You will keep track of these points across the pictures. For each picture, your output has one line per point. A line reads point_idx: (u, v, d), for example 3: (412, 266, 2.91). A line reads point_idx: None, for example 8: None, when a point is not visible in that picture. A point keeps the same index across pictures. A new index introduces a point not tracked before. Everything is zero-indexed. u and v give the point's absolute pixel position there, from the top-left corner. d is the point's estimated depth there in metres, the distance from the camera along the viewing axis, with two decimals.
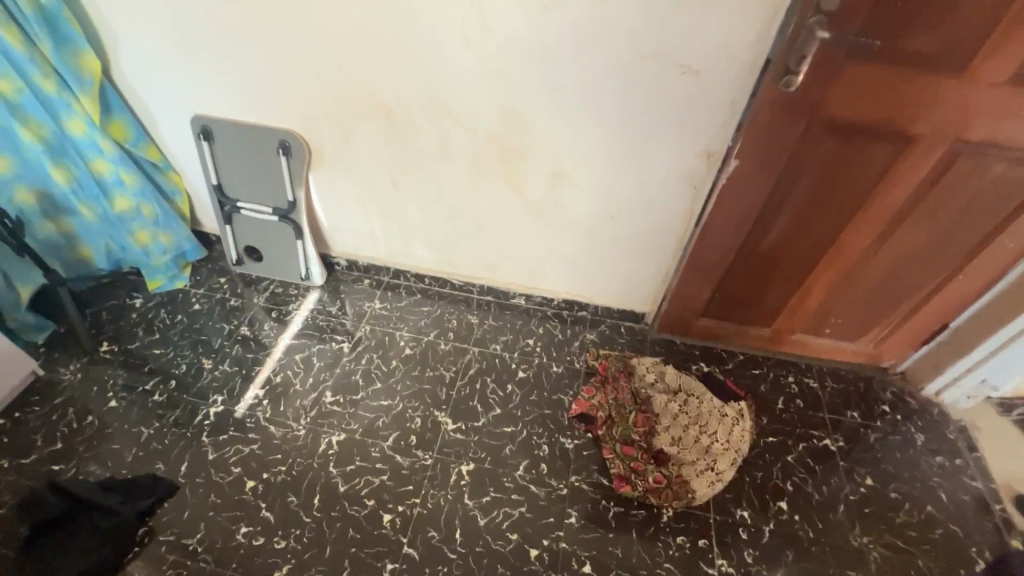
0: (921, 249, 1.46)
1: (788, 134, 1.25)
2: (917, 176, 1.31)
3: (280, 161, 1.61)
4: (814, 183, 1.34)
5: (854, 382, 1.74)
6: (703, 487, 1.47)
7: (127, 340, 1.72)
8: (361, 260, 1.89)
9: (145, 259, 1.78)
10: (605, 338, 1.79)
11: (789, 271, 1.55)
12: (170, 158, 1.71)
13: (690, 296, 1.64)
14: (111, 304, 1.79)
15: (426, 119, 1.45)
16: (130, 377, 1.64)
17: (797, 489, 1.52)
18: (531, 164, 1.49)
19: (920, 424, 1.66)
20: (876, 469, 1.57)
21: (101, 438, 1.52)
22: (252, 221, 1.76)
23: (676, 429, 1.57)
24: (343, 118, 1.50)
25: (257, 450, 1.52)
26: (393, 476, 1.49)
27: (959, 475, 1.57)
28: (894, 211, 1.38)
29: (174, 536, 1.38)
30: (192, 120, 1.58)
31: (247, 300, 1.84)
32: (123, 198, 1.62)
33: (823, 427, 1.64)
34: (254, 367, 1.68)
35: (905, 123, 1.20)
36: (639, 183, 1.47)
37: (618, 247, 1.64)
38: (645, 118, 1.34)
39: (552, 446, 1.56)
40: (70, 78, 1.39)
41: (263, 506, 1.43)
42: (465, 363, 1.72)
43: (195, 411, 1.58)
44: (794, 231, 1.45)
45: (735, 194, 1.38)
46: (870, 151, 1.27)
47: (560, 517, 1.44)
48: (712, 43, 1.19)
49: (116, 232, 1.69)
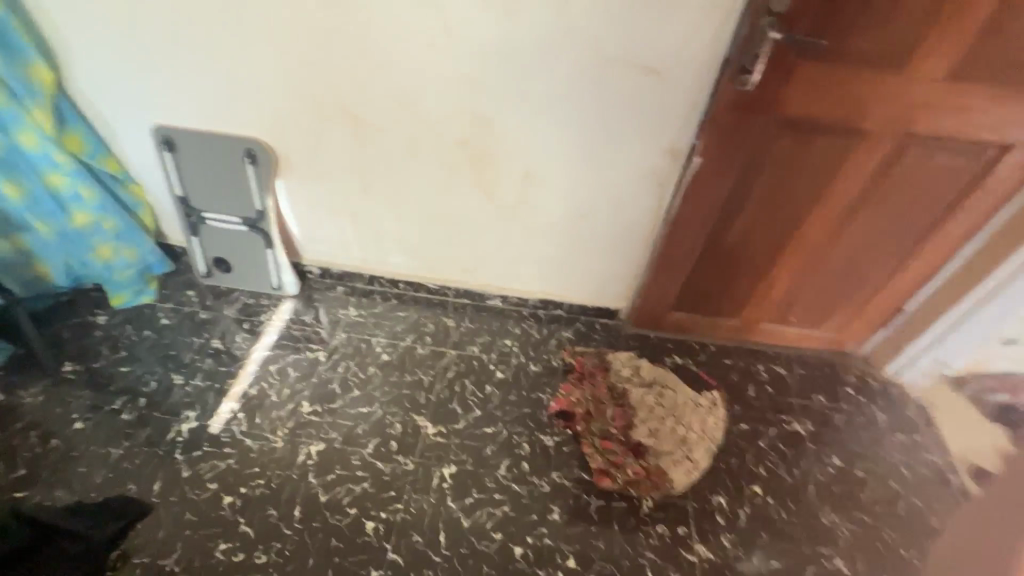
0: (876, 237, 1.53)
1: (747, 130, 1.30)
2: (869, 167, 1.37)
3: (247, 169, 1.59)
4: (774, 177, 1.40)
5: (820, 367, 1.81)
6: (680, 475, 1.54)
7: (91, 359, 1.66)
8: (335, 267, 1.87)
9: (107, 274, 1.73)
10: (581, 335, 1.82)
11: (754, 262, 1.60)
12: (131, 170, 1.66)
13: (661, 291, 1.68)
14: (74, 322, 1.73)
15: (395, 124, 1.45)
16: (96, 397, 1.59)
17: (770, 472, 1.58)
18: (501, 166, 1.51)
19: (882, 404, 1.74)
20: (842, 449, 1.63)
21: (68, 461, 1.47)
22: (219, 232, 1.73)
23: (653, 421, 1.63)
24: (310, 125, 1.49)
25: (233, 465, 1.49)
26: (375, 483, 1.48)
27: (919, 451, 1.65)
28: (849, 202, 1.45)
29: (149, 557, 1.34)
30: (153, 130, 1.55)
31: (218, 313, 1.80)
32: (81, 213, 1.57)
33: (792, 412, 1.70)
34: (227, 380, 1.65)
35: (855, 117, 1.26)
36: (607, 181, 1.50)
37: (590, 246, 1.67)
38: (610, 119, 1.38)
39: (533, 444, 1.58)
40: (19, 89, 1.34)
41: (241, 521, 1.41)
42: (442, 367, 1.72)
43: (167, 429, 1.54)
44: (758, 224, 1.50)
45: (699, 190, 1.42)
46: (824, 145, 1.33)
47: (543, 513, 1.46)
48: (671, 44, 1.23)
49: (76, 247, 1.63)
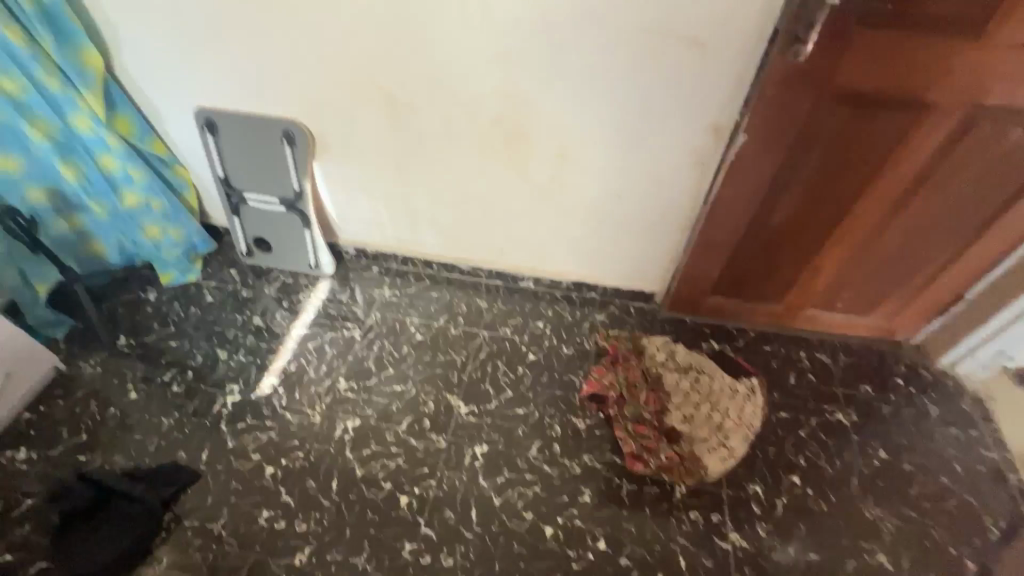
0: (935, 220, 1.43)
1: (798, 105, 1.22)
2: (932, 145, 1.27)
3: (284, 150, 1.61)
4: (825, 155, 1.32)
5: (867, 355, 1.73)
6: (715, 463, 1.50)
7: (143, 333, 1.75)
8: (370, 248, 1.89)
9: (156, 253, 1.80)
10: (615, 318, 1.79)
11: (800, 246, 1.53)
12: (176, 152, 1.71)
13: (699, 274, 1.63)
14: (126, 299, 1.82)
15: (429, 103, 1.44)
16: (148, 369, 1.67)
17: (810, 462, 1.53)
18: (536, 145, 1.48)
19: (934, 396, 1.65)
20: (889, 442, 1.56)
21: (124, 429, 1.56)
22: (259, 212, 1.77)
23: (688, 407, 1.60)
24: (345, 106, 1.49)
25: (274, 437, 1.55)
26: (409, 459, 1.52)
27: (973, 446, 1.56)
28: (907, 183, 1.36)
29: (198, 521, 1.42)
30: (196, 112, 1.58)
31: (259, 291, 1.86)
32: (131, 194, 1.63)
33: (835, 401, 1.63)
34: (268, 357, 1.71)
35: (919, 90, 1.17)
36: (645, 161, 1.46)
37: (626, 228, 1.63)
38: (651, 95, 1.32)
39: (564, 426, 1.58)
40: (73, 74, 1.40)
41: (282, 491, 1.47)
42: (475, 347, 1.73)
43: (213, 401, 1.61)
44: (805, 206, 1.43)
45: (743, 171, 1.36)
46: (882, 120, 1.24)
47: (574, 495, 1.46)
48: (718, 14, 1.17)
49: (127, 227, 1.70)
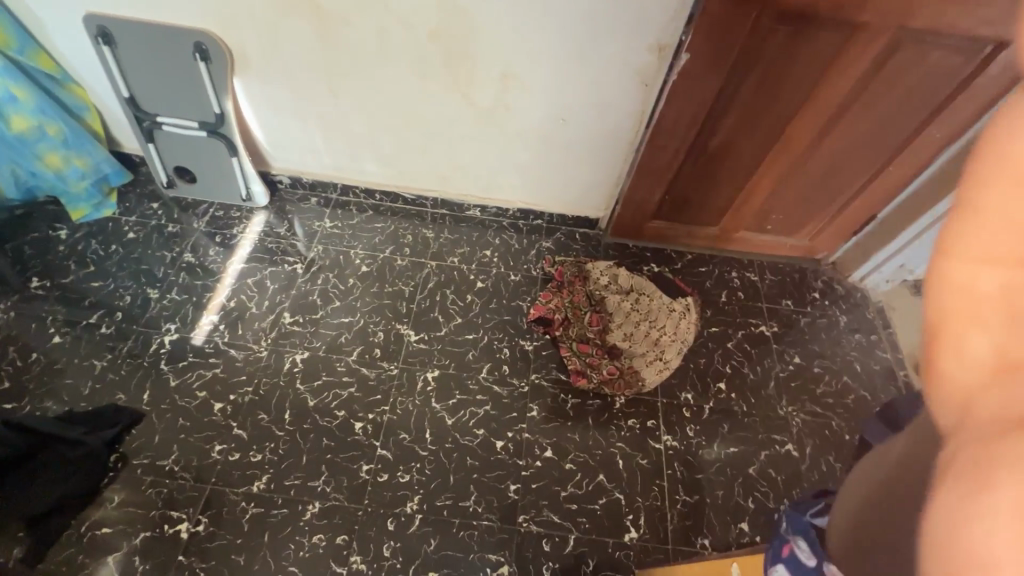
0: (859, 142, 1.51)
1: (740, 24, 1.22)
2: (860, 69, 1.32)
3: (198, 67, 1.44)
4: (762, 78, 1.34)
5: (791, 273, 1.87)
6: (652, 374, 1.63)
7: (59, 274, 1.61)
8: (306, 176, 1.79)
9: (61, 185, 1.63)
10: (561, 245, 1.83)
11: (735, 169, 1.59)
12: (68, 68, 1.50)
13: (642, 200, 1.67)
14: (34, 238, 1.65)
15: (359, 15, 1.32)
16: (70, 312, 1.56)
17: (735, 370, 1.68)
18: (478, 64, 1.40)
19: (844, 307, 1.83)
20: (803, 348, 1.74)
21: (52, 374, 1.48)
22: (177, 137, 1.61)
23: (628, 326, 1.70)
24: (263, 15, 1.34)
25: (220, 373, 1.53)
26: (361, 388, 1.54)
27: (873, 349, 1.76)
28: (835, 105, 1.41)
29: (148, 459, 1.41)
30: (85, 20, 1.38)
31: (187, 225, 1.74)
32: (19, 117, 1.43)
33: (760, 315, 1.78)
34: (204, 294, 1.63)
35: (852, 11, 1.19)
36: (590, 82, 1.42)
37: (572, 153, 1.62)
38: (597, 10, 1.27)
39: (513, 348, 1.64)
40: None
41: (233, 425, 1.47)
42: (423, 277, 1.72)
43: (149, 341, 1.55)
44: (742, 128, 1.47)
45: (685, 93, 1.36)
46: (817, 42, 1.26)
47: (523, 412, 1.55)
48: None
49: (21, 156, 1.52)
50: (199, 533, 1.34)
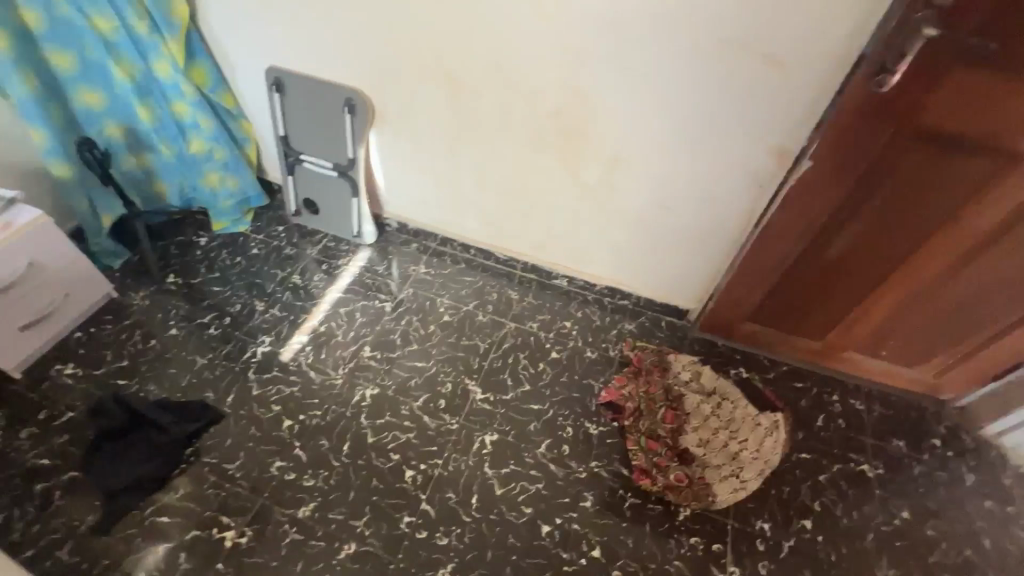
0: (1006, 279, 1.33)
1: (872, 140, 1.17)
2: (1015, 199, 1.19)
3: (344, 118, 1.64)
4: (891, 195, 1.25)
5: (905, 411, 1.64)
6: (726, 492, 1.47)
7: (191, 275, 1.83)
8: (412, 224, 1.94)
9: (213, 201, 1.88)
10: (645, 330, 1.76)
11: (850, 284, 1.46)
12: (243, 107, 1.77)
13: (739, 298, 1.58)
14: (180, 240, 1.91)
15: (491, 90, 1.44)
16: (190, 309, 1.76)
17: (825, 510, 1.47)
18: (590, 145, 1.46)
19: (972, 464, 1.56)
20: (915, 503, 1.49)
21: (161, 361, 1.65)
22: (313, 174, 1.81)
23: (706, 432, 1.56)
24: (410, 83, 1.51)
25: (297, 392, 1.61)
26: (419, 436, 1.54)
27: (1009, 524, 1.47)
28: (982, 234, 1.27)
29: (215, 460, 1.49)
30: (266, 72, 1.64)
31: (302, 250, 1.91)
32: (198, 141, 1.71)
33: (863, 451, 1.56)
34: (302, 315, 1.77)
35: (1010, 138, 1.09)
36: (699, 175, 1.42)
37: (670, 240, 1.60)
38: (718, 109, 1.28)
39: (576, 429, 1.57)
40: (160, 22, 1.47)
41: (296, 444, 1.52)
42: (500, 337, 1.74)
43: (245, 348, 1.69)
44: (863, 243, 1.37)
45: (803, 198, 1.30)
46: (962, 166, 1.17)
47: (576, 499, 1.46)
48: (803, 33, 1.11)
49: (190, 172, 1.79)
50: (242, 544, 1.38)
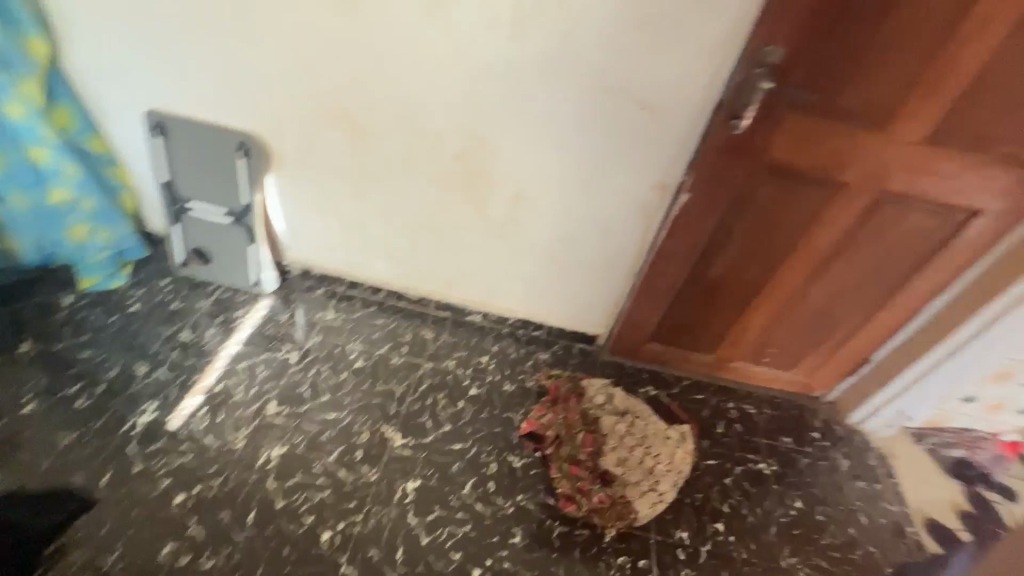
0: (848, 287, 1.58)
1: (734, 174, 1.35)
2: (846, 220, 1.42)
3: (237, 162, 1.57)
4: (755, 220, 1.44)
5: (788, 410, 1.84)
6: (646, 507, 1.54)
7: (52, 341, 1.60)
8: (316, 268, 1.85)
9: (80, 255, 1.67)
10: (558, 358, 1.83)
11: (732, 301, 1.64)
12: (118, 153, 1.62)
13: (641, 321, 1.70)
14: (37, 301, 1.67)
15: (394, 133, 1.46)
16: (51, 381, 1.52)
17: (733, 510, 1.59)
18: (494, 185, 1.52)
19: (845, 450, 1.77)
20: (805, 492, 1.65)
21: (12, 446, 1.40)
22: (202, 222, 1.70)
23: (623, 450, 1.63)
24: (308, 126, 1.49)
25: (189, 462, 1.44)
26: (335, 492, 1.45)
27: (878, 499, 1.68)
28: (826, 250, 1.50)
29: (87, 554, 1.28)
30: (145, 115, 1.52)
31: (191, 304, 1.76)
32: (61, 189, 1.53)
33: (759, 451, 1.72)
34: (193, 374, 1.60)
35: (835, 171, 1.32)
36: (595, 209, 1.53)
37: (574, 271, 1.69)
38: (605, 149, 1.41)
39: (501, 464, 1.56)
40: (12, 60, 1.32)
41: (190, 522, 1.35)
42: (417, 379, 1.70)
43: (124, 419, 1.49)
44: (738, 263, 1.55)
45: (685, 226, 1.46)
46: (805, 194, 1.38)
47: (505, 536, 1.45)
48: (668, 84, 1.27)
49: (50, 225, 1.58)
50: None
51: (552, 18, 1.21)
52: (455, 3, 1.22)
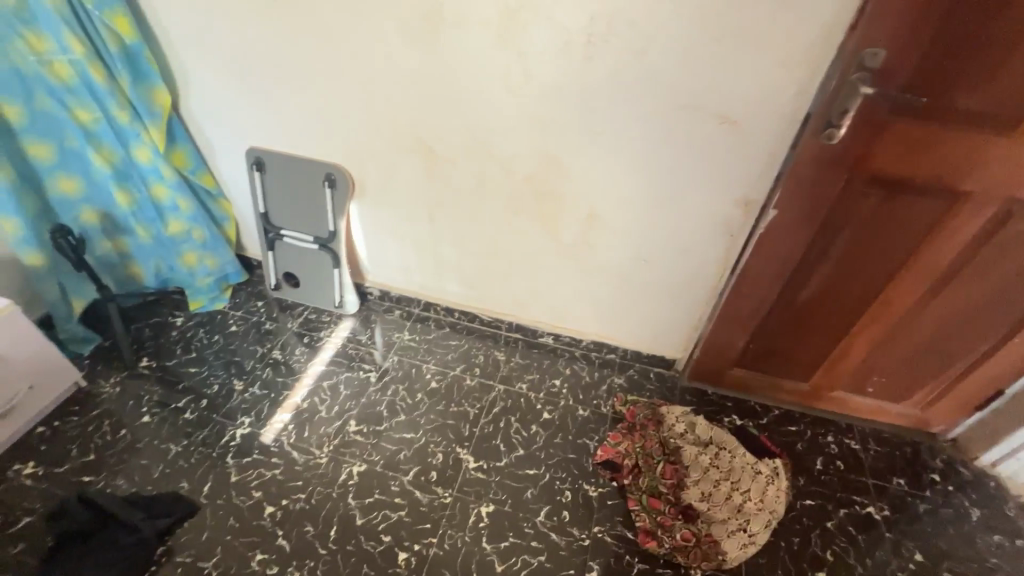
0: (971, 310, 1.39)
1: (830, 188, 1.24)
2: (966, 234, 1.27)
3: (324, 192, 1.68)
4: (854, 237, 1.32)
5: (899, 447, 1.64)
6: (735, 548, 1.40)
7: (166, 357, 1.77)
8: (394, 291, 1.93)
9: (190, 279, 1.86)
10: (634, 383, 1.76)
11: (829, 324, 1.50)
12: (223, 187, 1.79)
13: (724, 345, 1.60)
14: (154, 321, 1.86)
15: (468, 159, 1.50)
16: (164, 394, 1.68)
17: (838, 558, 1.42)
18: (566, 206, 1.51)
19: (974, 497, 1.54)
20: (925, 544, 1.45)
21: (131, 452, 1.55)
22: (293, 248, 1.83)
23: (708, 484, 1.48)
24: (388, 156, 1.57)
25: (279, 475, 1.52)
26: (411, 513, 1.46)
27: (1021, 558, 1.44)
28: (943, 268, 1.34)
29: (190, 558, 1.38)
30: (247, 152, 1.68)
31: (282, 325, 1.88)
32: (176, 221, 1.71)
33: (866, 493, 1.54)
34: (283, 391, 1.71)
35: (953, 180, 1.18)
36: (673, 228, 1.47)
37: (651, 292, 1.63)
38: (684, 165, 1.35)
39: (575, 492, 1.51)
40: (142, 110, 1.51)
41: (279, 533, 1.42)
42: (489, 401, 1.70)
43: (223, 432, 1.61)
44: (835, 284, 1.42)
45: (773, 245, 1.36)
46: (915, 207, 1.25)
47: (581, 569, 1.38)
48: (752, 95, 1.21)
49: (167, 252, 1.78)
50: None
51: (624, 37, 1.19)
52: (527, 30, 1.23)
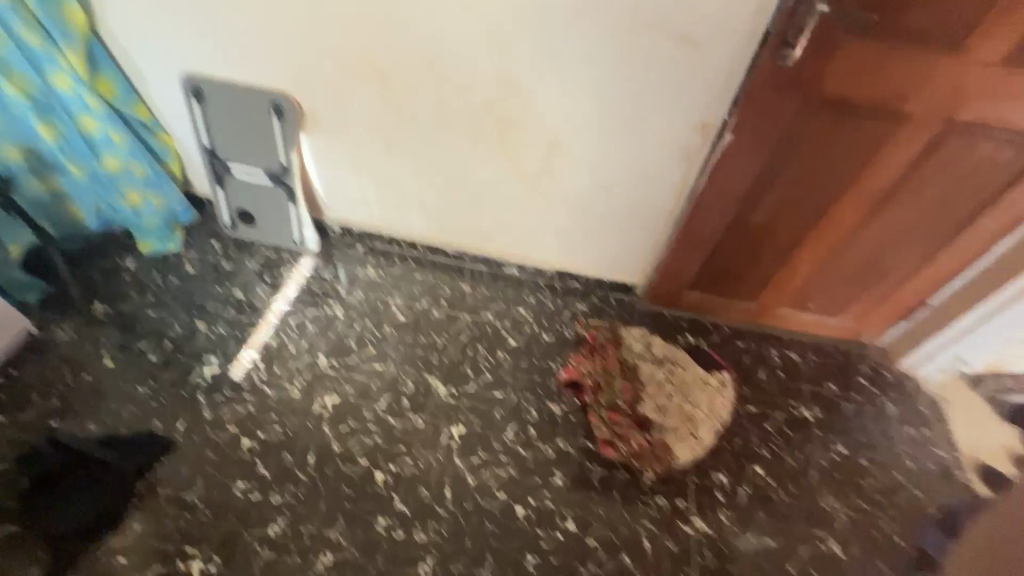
0: (907, 227, 1.49)
1: (783, 110, 1.26)
2: (907, 154, 1.32)
3: (272, 122, 1.59)
4: (805, 159, 1.36)
5: (835, 356, 1.80)
6: (684, 452, 1.57)
7: (120, 301, 1.72)
8: (354, 226, 1.88)
9: (136, 220, 1.75)
10: (595, 308, 1.83)
11: (778, 245, 1.57)
12: (160, 118, 1.67)
13: (680, 269, 1.67)
14: (104, 265, 1.78)
15: (422, 84, 1.43)
16: (124, 338, 1.66)
17: (774, 454, 1.60)
18: (527, 133, 1.49)
19: (894, 397, 1.73)
20: (848, 438, 1.64)
21: (98, 396, 1.55)
22: (244, 184, 1.74)
23: (661, 398, 1.65)
24: (337, 82, 1.48)
25: (253, 410, 1.56)
26: (386, 437, 1.54)
27: (927, 445, 1.65)
28: (884, 188, 1.40)
29: (172, 490, 1.43)
30: (182, 78, 1.55)
31: (240, 264, 1.84)
32: (112, 157, 1.58)
33: (802, 397, 1.70)
34: (248, 330, 1.70)
35: (898, 100, 1.21)
36: (633, 154, 1.48)
37: (611, 219, 1.66)
38: (644, 87, 1.33)
39: (540, 411, 1.61)
40: (54, 31, 1.36)
41: (258, 463, 1.48)
42: (456, 330, 1.75)
43: (191, 372, 1.61)
44: (785, 206, 1.47)
45: (728, 169, 1.39)
46: (862, 128, 1.28)
47: (546, 477, 1.51)
48: (712, 12, 1.18)
49: (106, 191, 1.67)
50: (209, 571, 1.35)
51: None
52: None
